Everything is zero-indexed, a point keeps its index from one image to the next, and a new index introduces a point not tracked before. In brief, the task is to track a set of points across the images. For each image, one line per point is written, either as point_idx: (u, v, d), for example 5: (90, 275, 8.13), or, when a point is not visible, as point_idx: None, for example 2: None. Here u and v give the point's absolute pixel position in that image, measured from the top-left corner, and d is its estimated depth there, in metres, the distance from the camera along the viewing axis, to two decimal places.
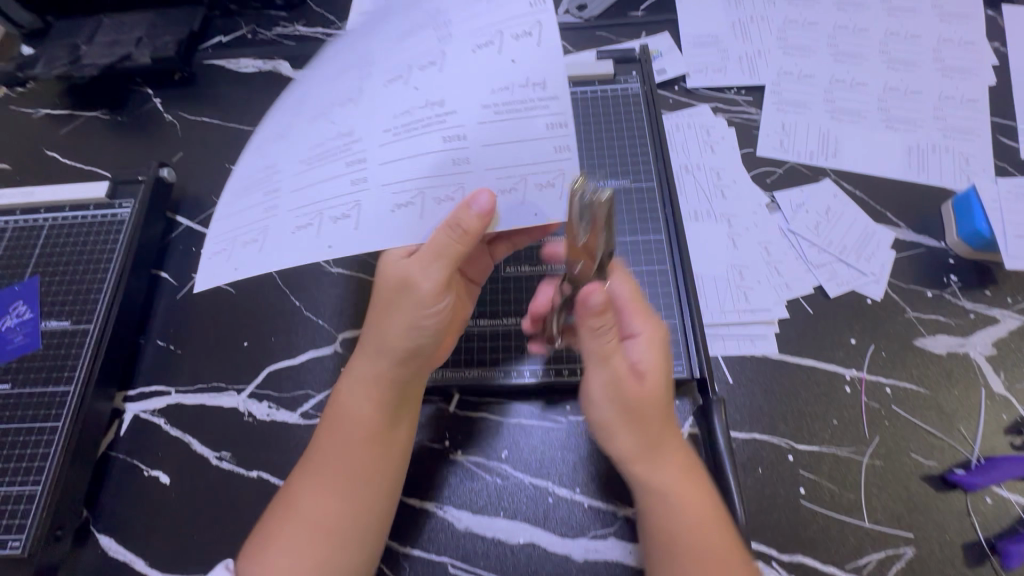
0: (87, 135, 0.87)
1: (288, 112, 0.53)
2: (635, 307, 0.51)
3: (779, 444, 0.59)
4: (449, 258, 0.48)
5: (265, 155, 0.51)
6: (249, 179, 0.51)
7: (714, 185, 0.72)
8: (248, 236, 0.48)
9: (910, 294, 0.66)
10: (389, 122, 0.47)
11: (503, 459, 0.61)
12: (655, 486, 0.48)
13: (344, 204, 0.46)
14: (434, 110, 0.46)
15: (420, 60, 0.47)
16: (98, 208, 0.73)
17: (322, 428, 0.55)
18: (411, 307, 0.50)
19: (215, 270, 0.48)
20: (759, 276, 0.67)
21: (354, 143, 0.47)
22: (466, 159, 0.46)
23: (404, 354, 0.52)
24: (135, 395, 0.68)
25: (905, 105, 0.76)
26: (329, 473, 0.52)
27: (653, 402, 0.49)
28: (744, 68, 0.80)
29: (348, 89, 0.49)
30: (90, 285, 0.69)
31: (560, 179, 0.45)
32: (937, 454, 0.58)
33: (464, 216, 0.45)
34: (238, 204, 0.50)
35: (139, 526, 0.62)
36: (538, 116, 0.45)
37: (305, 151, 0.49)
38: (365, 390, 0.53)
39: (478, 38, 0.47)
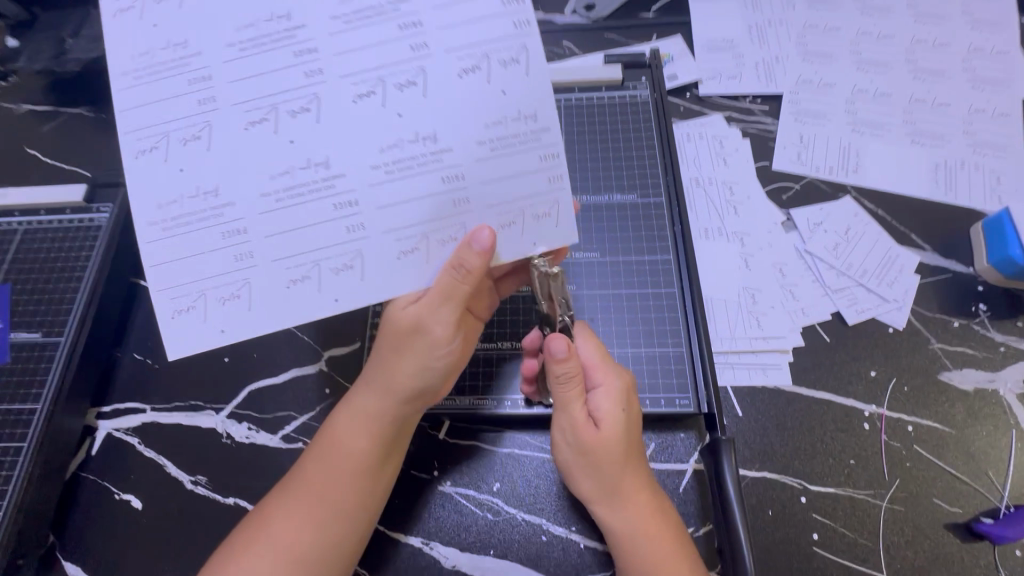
0: (70, 132, 0.82)
1: (202, 108, 0.42)
2: (599, 361, 0.50)
3: (791, 484, 0.55)
4: (458, 299, 0.46)
5: (193, 174, 0.42)
6: (179, 206, 0.43)
7: (726, 201, 0.68)
8: (225, 288, 0.44)
9: (935, 323, 0.61)
10: (375, 158, 0.43)
11: (495, 492, 0.57)
12: (617, 528, 0.48)
13: (343, 255, 0.44)
14: (426, 146, 0.43)
15: (400, 85, 0.42)
16: (76, 212, 0.69)
17: (307, 457, 0.51)
18: (417, 347, 0.48)
19: (190, 328, 0.44)
20: (772, 301, 0.62)
21: (335, 181, 0.43)
22: (465, 198, 0.44)
23: (409, 394, 0.50)
24: (109, 411, 0.64)
25: (932, 118, 0.71)
26: (311, 504, 0.48)
27: (613, 450, 0.47)
28: (760, 75, 0.76)
29: (307, 106, 0.42)
30: (64, 294, 0.65)
31: (557, 210, 0.45)
32: (961, 500, 0.54)
33: (470, 255, 0.44)
34: (180, 241, 0.43)
35: (107, 554, 0.58)
36: (531, 149, 0.43)
37: (268, 186, 0.43)
38: (360, 423, 0.50)
39: (462, 60, 0.42)
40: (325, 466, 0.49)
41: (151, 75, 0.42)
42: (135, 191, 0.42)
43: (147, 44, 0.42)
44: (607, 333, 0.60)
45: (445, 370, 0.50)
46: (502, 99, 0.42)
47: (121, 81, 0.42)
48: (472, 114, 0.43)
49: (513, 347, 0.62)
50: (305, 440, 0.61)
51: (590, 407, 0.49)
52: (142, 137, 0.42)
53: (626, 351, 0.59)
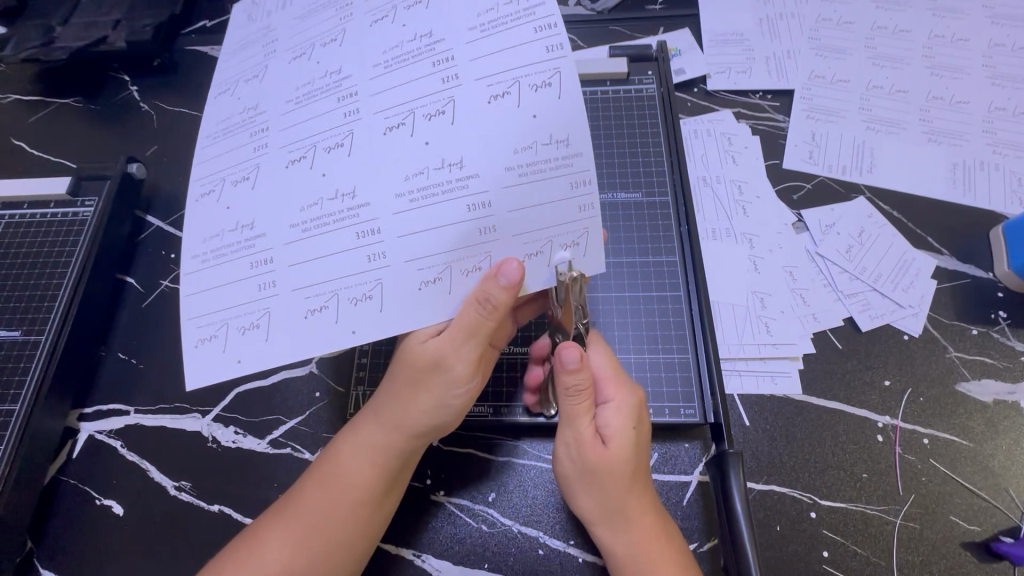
0: (59, 124, 0.79)
1: (256, 153, 0.43)
2: (611, 374, 0.48)
3: (800, 499, 0.52)
4: (479, 334, 0.43)
5: (237, 211, 0.42)
6: (221, 240, 0.42)
7: (735, 201, 0.65)
8: (245, 317, 0.41)
9: (952, 330, 0.58)
10: (400, 187, 0.40)
11: (490, 502, 0.55)
12: (619, 552, 0.45)
13: (364, 283, 0.40)
14: (452, 174, 0.39)
15: (429, 114, 0.40)
16: (60, 205, 0.66)
17: (308, 480, 0.48)
18: (433, 380, 0.46)
19: (209, 360, 0.41)
20: (782, 305, 0.60)
21: (361, 210, 0.40)
22: (491, 226, 0.39)
23: (422, 429, 0.47)
24: (91, 413, 0.61)
25: (950, 116, 0.69)
26: (310, 531, 0.46)
27: (620, 472, 0.45)
28: (771, 70, 0.73)
29: (341, 141, 0.41)
30: (45, 291, 0.61)
31: (586, 239, 0.41)
32: (979, 518, 0.51)
33: (495, 290, 0.40)
34: (213, 273, 0.42)
35: (85, 563, 0.55)
36: (563, 174, 0.38)
37: (299, 215, 0.41)
38: (368, 454, 0.47)
39: (492, 86, 0.39)
40: (324, 494, 0.47)
41: (223, 132, 0.44)
42: (189, 229, 0.43)
43: (226, 111, 0.45)
44: (609, 337, 0.57)
45: (461, 405, 0.47)
46: (533, 123, 0.38)
47: (203, 142, 0.45)
48: (501, 141, 0.38)
49: (512, 352, 0.60)
50: (294, 446, 0.59)
51: (598, 423, 0.47)
52: (205, 184, 0.44)
53: (629, 357, 0.56)
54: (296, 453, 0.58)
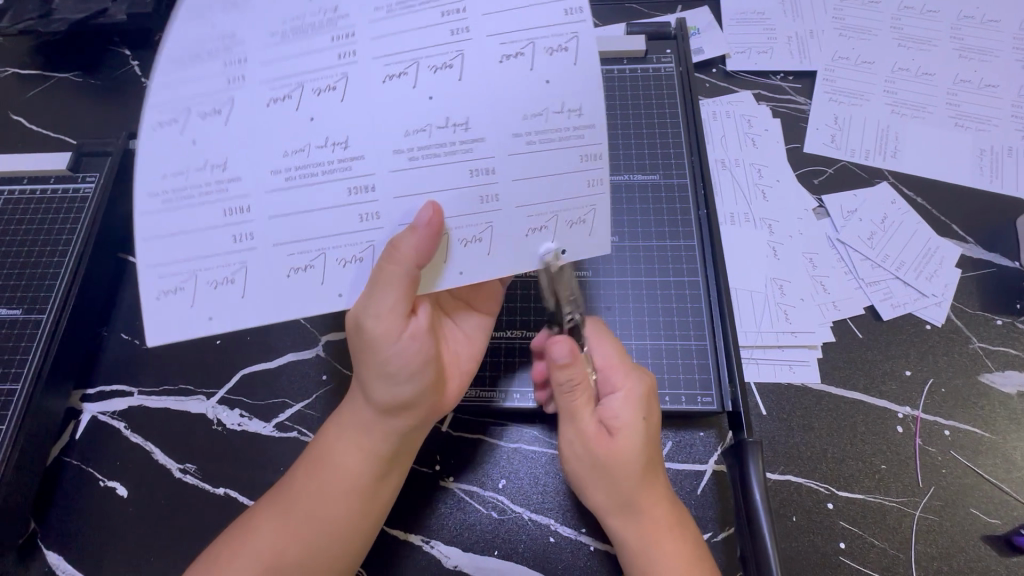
0: (58, 99, 0.76)
1: (229, 86, 0.37)
2: (617, 362, 0.47)
3: (817, 489, 0.51)
4: (389, 288, 0.40)
5: (205, 147, 0.37)
6: (183, 179, 0.38)
7: (754, 185, 0.64)
8: (219, 271, 0.39)
9: (976, 321, 0.57)
10: (400, 144, 0.38)
11: (500, 489, 0.54)
12: (632, 544, 0.44)
13: (355, 245, 0.40)
14: (456, 135, 0.38)
15: (434, 67, 0.37)
16: (61, 181, 0.63)
17: (302, 463, 0.48)
18: (371, 349, 0.43)
19: (177, 314, 0.39)
20: (802, 293, 0.58)
21: (353, 164, 0.38)
22: (494, 195, 0.40)
23: (386, 406, 0.45)
24: (94, 393, 0.60)
25: (978, 100, 0.66)
26: (294, 513, 0.45)
27: (628, 457, 0.44)
28: (793, 50, 0.70)
29: (335, 84, 0.37)
30: (45, 269, 0.59)
31: (592, 216, 0.42)
32: (1000, 511, 0.50)
33: (407, 239, 0.38)
34: (175, 217, 0.38)
35: (90, 544, 0.54)
36: (573, 146, 0.40)
37: (282, 161, 0.38)
38: (354, 434, 0.47)
39: (507, 48, 0.38)
40: (309, 475, 0.46)
41: (182, 61, 0.37)
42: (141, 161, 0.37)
43: (195, 32, 0.37)
44: (624, 323, 0.56)
45: (413, 376, 0.44)
46: (548, 90, 0.38)
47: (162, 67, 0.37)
48: (508, 106, 0.38)
49: (523, 335, 0.58)
50: (300, 429, 0.58)
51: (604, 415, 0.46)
52: (162, 108, 0.37)
53: (644, 344, 0.55)
54: (302, 437, 0.58)
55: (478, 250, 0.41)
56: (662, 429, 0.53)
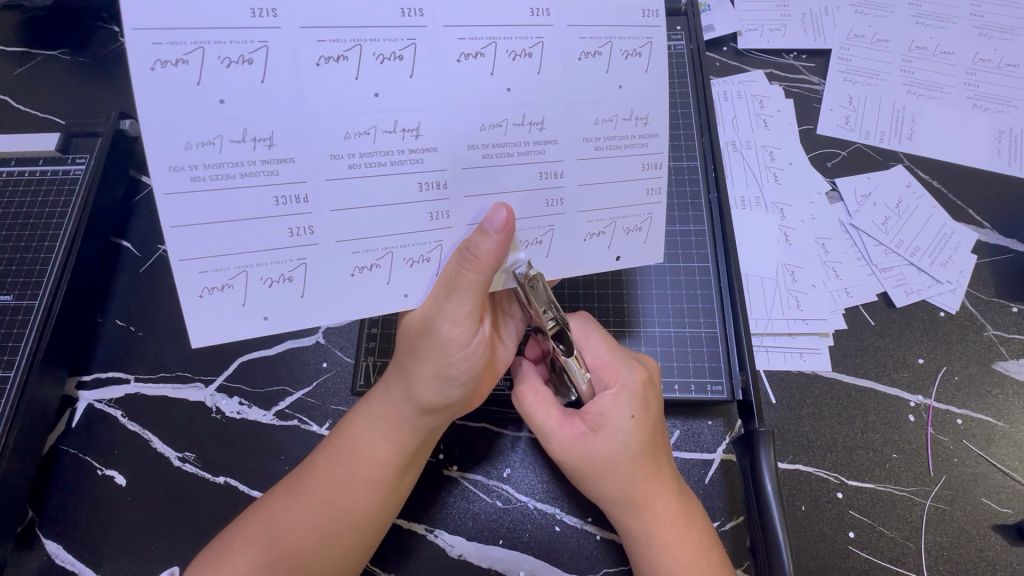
0: (45, 77, 0.70)
1: (256, 21, 0.32)
2: (608, 359, 0.46)
3: (827, 479, 0.50)
4: (466, 295, 0.39)
5: (236, 109, 0.33)
6: (216, 151, 0.33)
7: (766, 168, 0.62)
8: (274, 268, 0.36)
9: (992, 308, 0.56)
10: (474, 139, 0.37)
11: (505, 477, 0.53)
12: (636, 534, 0.44)
13: (423, 245, 0.38)
14: (531, 134, 0.37)
15: (514, 52, 0.36)
16: (49, 163, 0.61)
17: (322, 452, 0.46)
18: (436, 351, 0.42)
19: (225, 311, 0.36)
20: (814, 280, 0.57)
21: (425, 155, 0.36)
22: (559, 199, 0.40)
23: (434, 405, 0.44)
24: (90, 381, 0.58)
25: (999, 81, 0.64)
26: (319, 505, 0.44)
27: (621, 450, 0.43)
28: (807, 28, 0.68)
29: (400, 53, 0.34)
30: (36, 253, 0.57)
31: (648, 224, 0.42)
32: (1012, 501, 0.50)
33: (485, 243, 0.37)
34: (208, 200, 0.33)
35: (89, 532, 0.53)
36: (636, 154, 0.40)
37: (343, 145, 0.35)
38: (389, 429, 0.45)
39: (585, 42, 0.38)
40: (339, 467, 0.45)
41: None
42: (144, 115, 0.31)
43: None
44: (633, 310, 0.54)
45: (468, 379, 0.44)
46: (617, 94, 0.39)
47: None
48: (588, 109, 0.39)
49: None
50: (301, 418, 0.57)
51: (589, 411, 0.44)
52: (167, 46, 0.31)
53: (653, 331, 0.54)
54: (303, 425, 0.57)
55: (538, 253, 0.41)
56: (670, 418, 0.52)
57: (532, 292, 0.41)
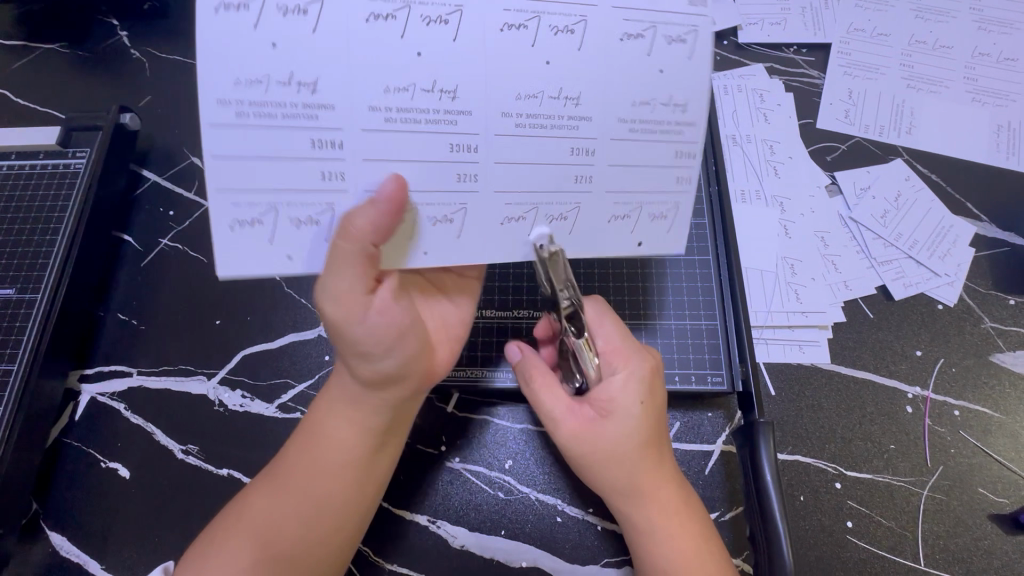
0: (47, 72, 0.70)
1: None
2: (620, 345, 0.46)
3: (826, 469, 0.51)
4: (347, 269, 0.38)
5: (285, 54, 0.35)
6: (264, 90, 0.35)
7: (766, 161, 0.62)
8: (304, 210, 0.38)
9: (989, 301, 0.57)
10: (508, 106, 0.38)
11: (506, 469, 0.53)
12: (638, 524, 0.44)
13: (450, 204, 0.39)
14: (567, 108, 0.39)
15: (558, 27, 0.38)
16: (49, 156, 0.61)
17: (291, 443, 0.47)
18: (339, 328, 0.39)
19: (250, 244, 0.38)
20: (813, 272, 0.57)
21: (460, 117, 0.38)
22: (588, 176, 0.40)
23: (370, 381, 0.42)
24: (92, 374, 0.59)
25: (998, 75, 0.64)
26: (290, 492, 0.44)
27: (629, 437, 0.43)
28: (808, 21, 0.67)
29: (446, 16, 0.36)
30: (37, 247, 0.57)
31: (674, 212, 0.42)
32: (1008, 491, 0.50)
33: (363, 214, 0.37)
34: (252, 134, 0.36)
35: (93, 524, 0.54)
36: (668, 141, 0.41)
37: (382, 98, 0.37)
38: (341, 412, 0.45)
39: (629, 24, 0.39)
40: (305, 454, 0.45)
41: None
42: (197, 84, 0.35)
43: None
44: (633, 302, 0.55)
45: (393, 350, 0.41)
46: (659, 78, 0.39)
47: None
48: (621, 93, 0.39)
49: (517, 315, 0.56)
50: (304, 410, 0.57)
51: (597, 397, 0.44)
52: None
53: (653, 324, 0.54)
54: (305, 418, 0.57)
55: (448, 233, 0.40)
56: (671, 410, 0.53)
57: (552, 269, 0.42)
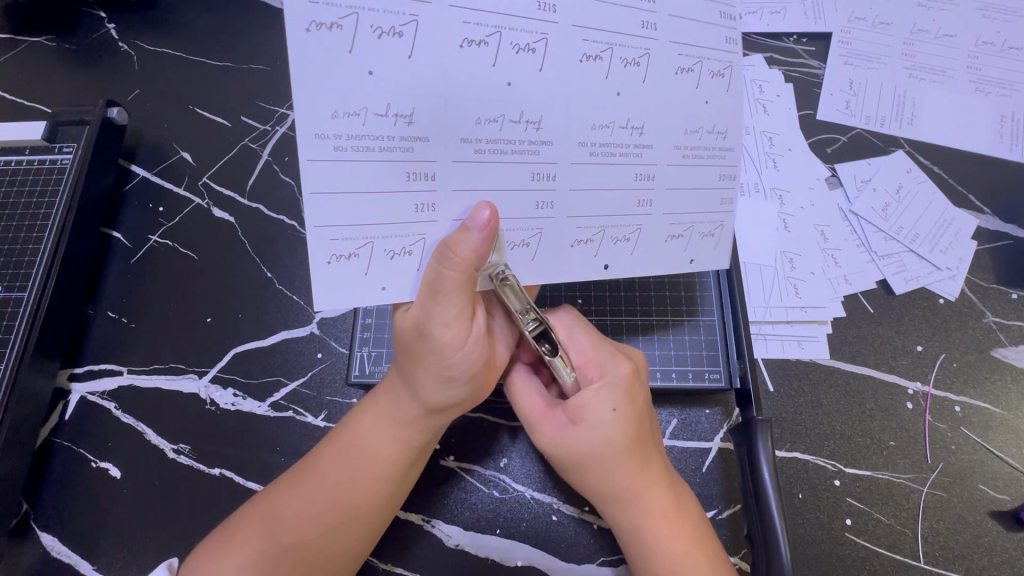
0: (30, 64, 0.68)
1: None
2: (592, 355, 0.45)
3: (825, 466, 0.50)
4: (450, 297, 0.38)
5: (384, 79, 0.34)
6: (360, 122, 0.34)
7: (767, 153, 0.61)
8: (397, 241, 0.37)
9: (991, 294, 0.56)
10: (585, 137, 0.39)
11: (502, 467, 0.53)
12: (622, 524, 0.44)
13: (526, 228, 0.39)
14: (633, 138, 0.40)
15: (626, 61, 0.39)
16: (36, 152, 0.59)
17: (327, 448, 0.46)
18: (433, 353, 0.40)
19: (349, 279, 0.37)
20: (813, 267, 0.57)
21: (542, 147, 0.38)
22: (649, 201, 0.42)
23: (437, 405, 0.43)
24: (82, 373, 0.58)
25: (1000, 63, 0.63)
26: (323, 500, 0.43)
27: (606, 446, 0.42)
28: (808, 9, 0.66)
29: (534, 45, 0.37)
30: (24, 244, 0.56)
31: (720, 230, 0.45)
32: (1008, 487, 0.50)
33: (465, 242, 0.36)
34: (356, 168, 0.35)
35: (84, 524, 0.53)
36: (715, 165, 0.43)
37: (474, 131, 0.36)
38: (396, 428, 0.44)
39: (682, 58, 0.41)
40: (347, 465, 0.44)
41: None
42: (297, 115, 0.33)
43: None
44: (627, 298, 0.55)
45: (471, 379, 0.42)
46: (704, 109, 0.42)
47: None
48: (676, 119, 0.42)
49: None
50: (296, 409, 0.56)
51: (568, 403, 0.43)
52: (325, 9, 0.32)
53: (650, 321, 0.54)
54: (298, 416, 0.56)
55: (524, 256, 0.40)
56: (667, 407, 0.52)
57: (507, 294, 0.39)
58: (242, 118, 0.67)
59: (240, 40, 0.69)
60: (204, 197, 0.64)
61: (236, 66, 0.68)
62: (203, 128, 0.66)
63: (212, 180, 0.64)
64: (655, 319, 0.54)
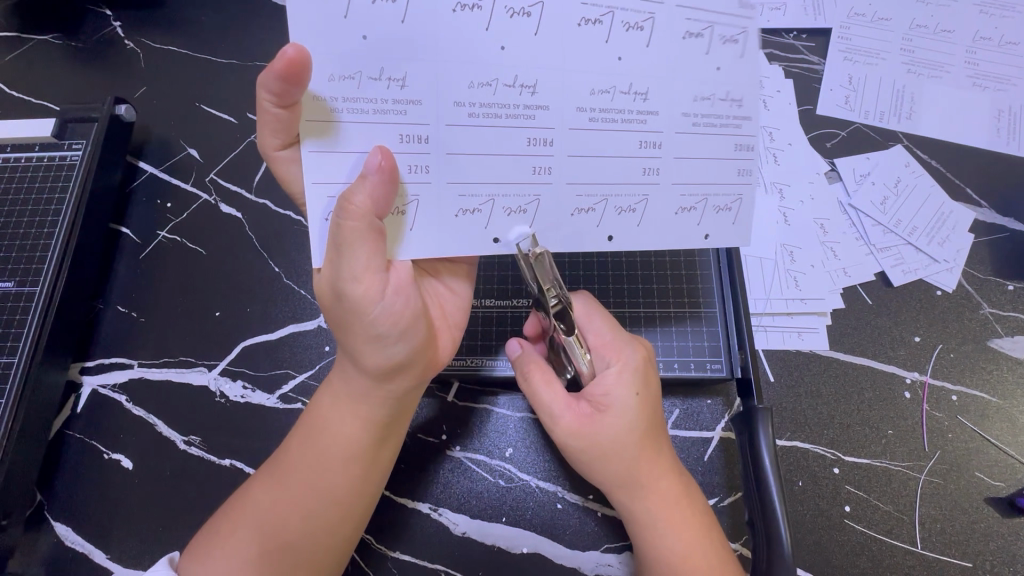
0: (37, 64, 0.69)
1: None
2: (611, 339, 0.46)
3: (824, 455, 0.51)
4: (355, 249, 0.37)
5: (375, 44, 0.36)
6: (356, 85, 0.37)
7: (767, 148, 0.62)
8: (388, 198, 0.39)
9: (987, 286, 0.57)
10: (584, 102, 0.40)
11: (507, 457, 0.53)
12: (639, 517, 0.44)
13: (523, 196, 0.41)
14: (636, 104, 0.41)
15: (629, 24, 0.40)
16: (45, 149, 0.60)
17: (296, 435, 0.47)
18: (357, 318, 0.39)
19: None
20: (813, 260, 0.57)
21: (536, 112, 0.40)
22: (655, 168, 0.42)
23: (382, 372, 0.42)
24: (92, 366, 0.59)
25: (998, 59, 0.64)
26: (295, 486, 0.44)
27: (630, 432, 0.43)
28: (808, 5, 0.66)
29: (527, 9, 0.38)
30: (36, 240, 0.57)
31: (737, 204, 0.44)
32: (1003, 474, 0.51)
33: (360, 190, 0.36)
34: (352, 128, 0.37)
35: (97, 514, 0.54)
36: (729, 135, 0.43)
37: (467, 93, 0.38)
38: (356, 407, 0.45)
39: (691, 23, 0.41)
40: (312, 448, 0.45)
41: None
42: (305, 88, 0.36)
43: None
44: (630, 290, 0.56)
45: (405, 336, 0.41)
46: (716, 76, 0.42)
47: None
48: (683, 86, 0.41)
49: (513, 305, 0.56)
50: (304, 401, 0.57)
51: (592, 391, 0.45)
52: None
53: (653, 313, 0.55)
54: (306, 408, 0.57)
55: (521, 223, 0.41)
56: (669, 398, 0.53)
57: (538, 268, 0.42)
58: (249, 116, 0.67)
59: (246, 38, 0.70)
60: (212, 192, 0.65)
61: (242, 64, 0.69)
62: (209, 125, 0.67)
63: (218, 176, 0.65)
64: (659, 313, 0.55)
